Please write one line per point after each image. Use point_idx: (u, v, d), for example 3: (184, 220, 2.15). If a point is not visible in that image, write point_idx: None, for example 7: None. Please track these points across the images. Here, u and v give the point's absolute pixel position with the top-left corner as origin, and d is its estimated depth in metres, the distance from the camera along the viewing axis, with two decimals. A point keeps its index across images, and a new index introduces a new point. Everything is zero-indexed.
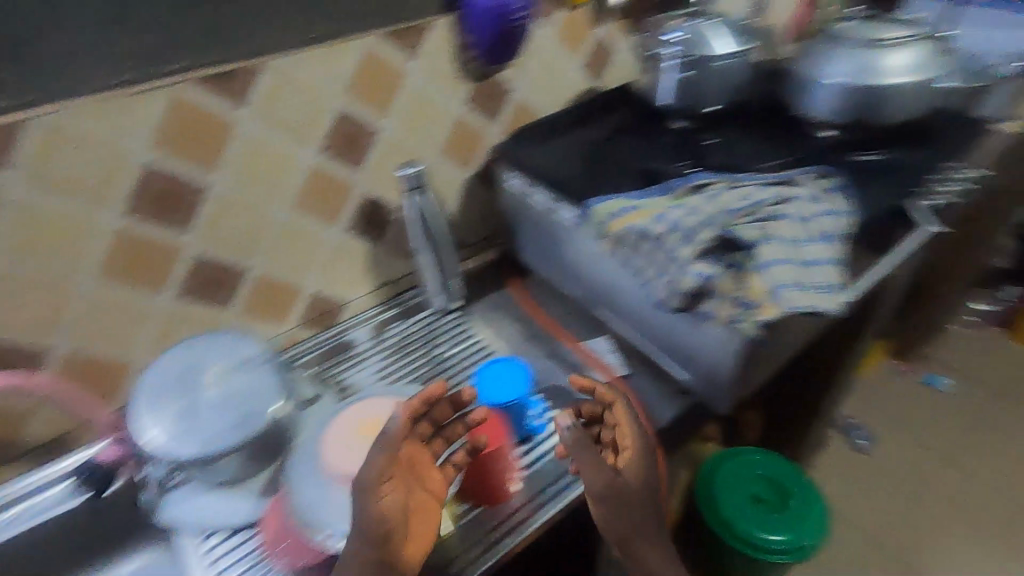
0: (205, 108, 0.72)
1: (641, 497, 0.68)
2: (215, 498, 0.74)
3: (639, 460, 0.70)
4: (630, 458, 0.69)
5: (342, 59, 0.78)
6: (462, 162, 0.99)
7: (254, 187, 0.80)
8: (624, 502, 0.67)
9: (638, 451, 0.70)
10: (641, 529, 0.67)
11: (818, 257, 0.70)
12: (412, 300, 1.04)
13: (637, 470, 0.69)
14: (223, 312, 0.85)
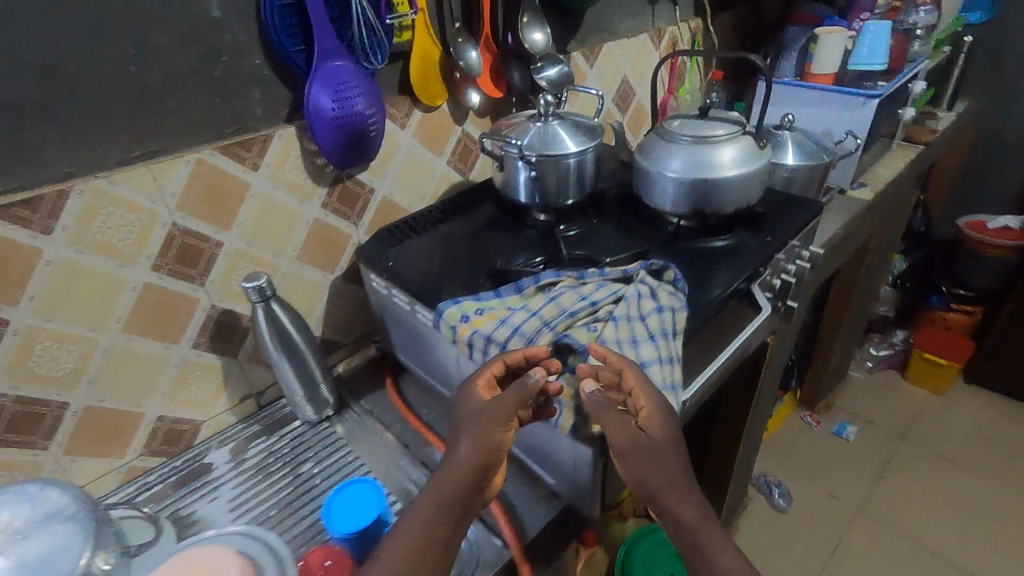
0: (10, 238, 0.66)
1: (669, 444, 0.65)
2: None
3: (654, 419, 0.66)
4: (644, 413, 0.66)
5: (175, 179, 0.76)
6: (324, 265, 0.96)
7: (80, 321, 0.74)
8: (657, 455, 0.65)
9: (648, 416, 0.66)
10: (671, 476, 0.64)
11: (656, 356, 0.70)
12: (280, 412, 0.97)
13: (663, 421, 0.66)
14: (40, 454, 0.76)
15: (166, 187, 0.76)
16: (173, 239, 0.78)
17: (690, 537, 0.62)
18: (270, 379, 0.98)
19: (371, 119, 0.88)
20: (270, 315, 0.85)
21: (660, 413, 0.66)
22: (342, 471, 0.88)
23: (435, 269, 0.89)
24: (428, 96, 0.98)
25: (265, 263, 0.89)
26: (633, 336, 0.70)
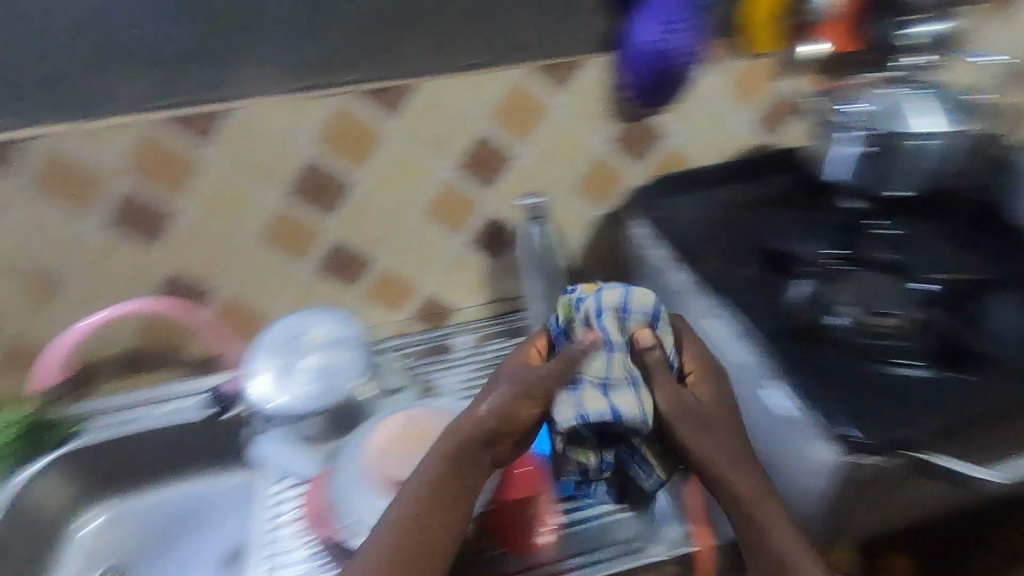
0: (367, 115, 0.81)
1: (729, 413, 0.65)
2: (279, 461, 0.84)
3: (705, 381, 0.67)
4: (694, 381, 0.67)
5: (493, 89, 0.83)
6: (594, 199, 0.97)
7: (394, 197, 0.89)
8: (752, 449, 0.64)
9: (699, 378, 0.67)
10: (720, 449, 0.62)
11: (623, 299, 0.66)
12: (518, 322, 1.04)
13: (714, 389, 0.66)
14: (347, 291, 0.96)
15: (481, 93, 0.83)
16: (477, 143, 0.87)
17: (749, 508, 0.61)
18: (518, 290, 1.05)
19: (682, 49, 0.82)
20: None
21: (703, 375, 0.67)
22: None
23: (700, 232, 0.83)
24: (756, 45, 0.89)
25: (543, 184, 0.94)
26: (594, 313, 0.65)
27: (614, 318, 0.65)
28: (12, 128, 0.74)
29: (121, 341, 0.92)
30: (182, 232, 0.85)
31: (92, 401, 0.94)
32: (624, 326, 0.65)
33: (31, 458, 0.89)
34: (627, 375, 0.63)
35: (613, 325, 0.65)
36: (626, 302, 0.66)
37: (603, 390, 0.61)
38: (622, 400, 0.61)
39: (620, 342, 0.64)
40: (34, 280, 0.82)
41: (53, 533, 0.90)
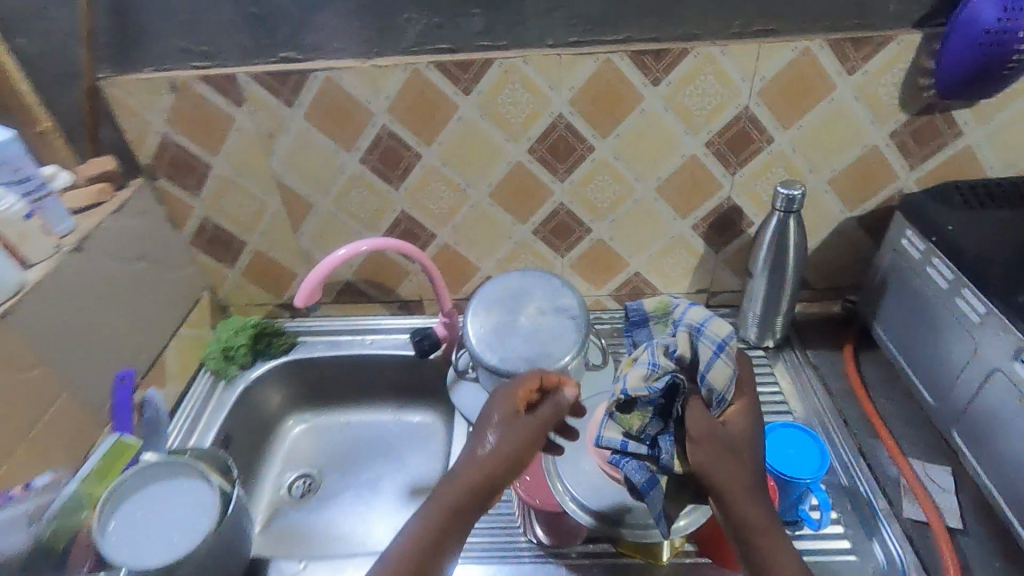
0: (628, 79, 0.76)
1: (745, 442, 0.61)
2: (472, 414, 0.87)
3: (739, 415, 0.62)
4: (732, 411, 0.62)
5: (772, 62, 0.74)
6: (851, 199, 0.85)
7: (629, 169, 0.84)
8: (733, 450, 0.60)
9: (737, 411, 0.62)
10: (739, 470, 0.59)
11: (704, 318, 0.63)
12: (723, 317, 0.99)
13: (744, 419, 0.63)
14: (558, 258, 0.94)
15: (757, 66, 0.74)
16: (735, 121, 0.79)
17: (757, 543, 0.57)
18: (731, 286, 0.97)
19: (1021, 35, 0.66)
20: (781, 228, 0.80)
21: (744, 408, 0.63)
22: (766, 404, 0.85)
23: (1012, 257, 0.67)
24: None
25: (796, 176, 0.83)
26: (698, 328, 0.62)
27: (685, 337, 0.62)
28: (292, 54, 0.77)
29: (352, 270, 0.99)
30: (420, 178, 0.86)
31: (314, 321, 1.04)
32: (696, 348, 0.62)
33: (264, 359, 1.00)
34: (652, 370, 0.60)
35: (684, 351, 0.62)
36: (700, 326, 0.62)
37: (655, 365, 0.60)
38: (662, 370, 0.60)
39: (666, 365, 0.60)
40: (293, 203, 0.90)
41: (270, 428, 1.02)
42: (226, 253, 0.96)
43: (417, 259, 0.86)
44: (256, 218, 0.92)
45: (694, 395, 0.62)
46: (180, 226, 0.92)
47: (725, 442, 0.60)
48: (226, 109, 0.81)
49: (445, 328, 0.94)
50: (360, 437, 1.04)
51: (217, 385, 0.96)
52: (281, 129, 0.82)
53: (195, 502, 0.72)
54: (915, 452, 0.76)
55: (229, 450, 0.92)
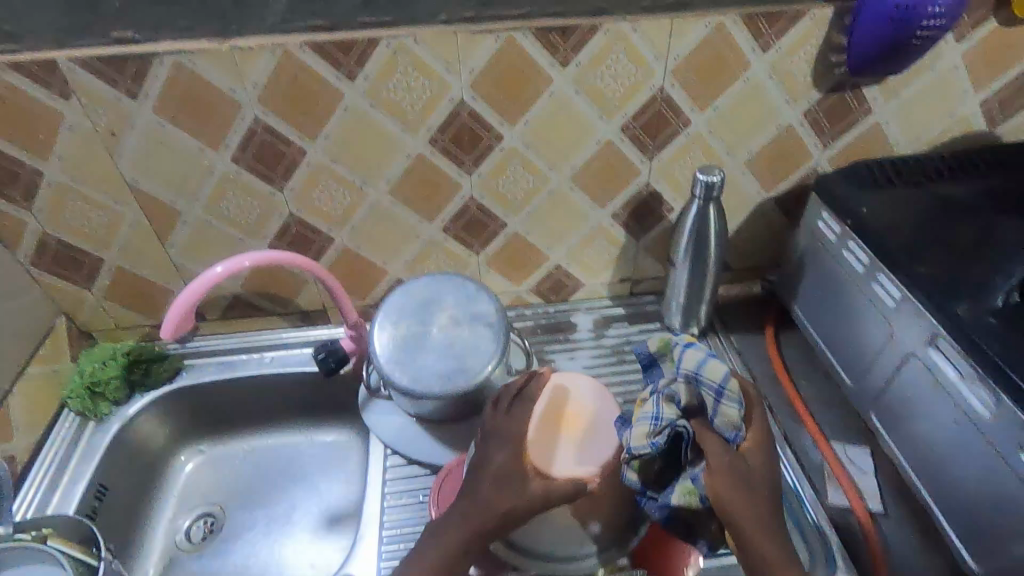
0: (533, 59, 0.68)
1: (765, 479, 0.57)
2: (387, 436, 0.79)
3: (758, 450, 0.58)
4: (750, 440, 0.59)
5: (687, 40, 0.68)
6: (767, 180, 0.83)
7: (542, 158, 0.77)
8: (753, 485, 0.56)
9: (758, 444, 0.58)
10: (761, 510, 0.55)
11: (700, 362, 0.57)
12: (648, 306, 0.96)
13: (762, 454, 0.59)
14: (472, 256, 0.87)
15: (671, 43, 0.68)
16: (650, 104, 0.73)
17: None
18: (653, 273, 0.94)
19: (931, 10, 0.64)
20: (701, 216, 0.77)
21: (762, 440, 0.59)
22: None
23: (925, 240, 0.67)
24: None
25: (714, 159, 0.80)
26: (694, 371, 0.57)
27: (686, 385, 0.58)
28: (125, 34, 0.62)
29: (242, 281, 0.87)
30: (306, 176, 0.75)
31: (200, 342, 0.91)
32: (698, 391, 0.58)
33: (143, 390, 0.86)
34: (655, 423, 0.56)
35: (688, 399, 0.58)
36: (697, 373, 0.57)
37: (653, 417, 0.56)
38: (660, 421, 0.56)
39: (670, 417, 0.56)
40: (156, 211, 0.76)
41: (158, 468, 0.90)
42: (77, 272, 0.81)
43: (312, 271, 0.76)
44: (110, 231, 0.77)
45: (706, 434, 0.56)
46: (11, 246, 0.76)
47: (748, 480, 0.56)
48: (48, 103, 0.65)
49: (352, 342, 0.85)
50: (266, 465, 0.93)
51: (84, 427, 0.82)
52: (126, 125, 0.68)
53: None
54: (835, 435, 0.77)
55: (105, 503, 0.79)
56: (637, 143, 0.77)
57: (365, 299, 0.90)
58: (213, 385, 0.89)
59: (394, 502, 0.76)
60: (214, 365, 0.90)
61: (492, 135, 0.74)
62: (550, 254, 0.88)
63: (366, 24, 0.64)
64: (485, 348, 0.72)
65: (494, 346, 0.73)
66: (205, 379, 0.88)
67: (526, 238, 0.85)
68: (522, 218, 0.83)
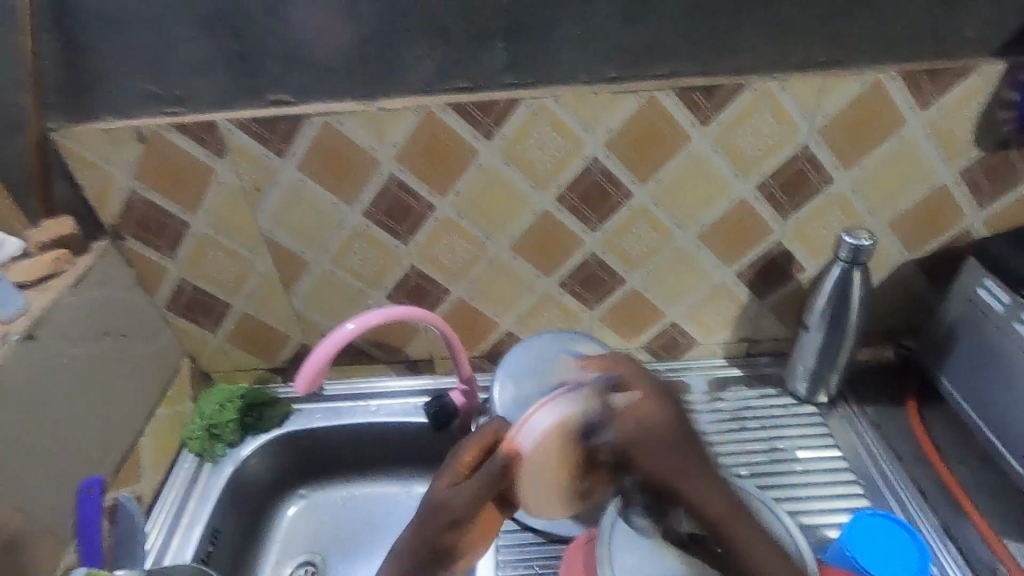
0: (673, 118, 0.66)
1: (672, 438, 0.55)
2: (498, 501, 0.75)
3: (655, 407, 0.56)
4: (636, 405, 0.56)
5: (838, 97, 0.65)
6: (913, 241, 0.77)
7: (670, 214, 0.74)
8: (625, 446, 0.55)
9: (646, 403, 0.57)
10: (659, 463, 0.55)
11: None
12: (766, 369, 0.90)
13: (660, 411, 0.56)
14: (586, 312, 0.84)
15: (820, 99, 0.65)
16: (790, 162, 0.70)
17: (719, 528, 0.55)
18: (775, 334, 0.88)
19: None
20: (844, 279, 0.72)
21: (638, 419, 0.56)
22: (838, 477, 0.76)
23: None
24: None
25: (855, 219, 0.75)
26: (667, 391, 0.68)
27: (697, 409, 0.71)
28: (282, 97, 0.65)
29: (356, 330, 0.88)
30: (432, 229, 0.75)
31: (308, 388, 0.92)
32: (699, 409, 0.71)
33: (255, 433, 0.87)
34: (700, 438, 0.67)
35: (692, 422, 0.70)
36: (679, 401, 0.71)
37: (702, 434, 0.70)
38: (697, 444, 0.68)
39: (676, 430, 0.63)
40: (286, 261, 0.78)
41: (263, 512, 0.88)
42: (205, 317, 0.84)
43: (434, 324, 0.76)
44: (241, 280, 0.80)
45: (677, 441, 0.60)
46: (151, 291, 0.80)
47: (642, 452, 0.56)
48: (204, 161, 0.69)
49: (462, 396, 0.83)
50: (364, 517, 0.90)
51: (202, 468, 0.83)
52: (271, 181, 0.71)
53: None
54: (1006, 531, 0.68)
55: (217, 548, 0.79)
56: (772, 200, 0.73)
57: (474, 351, 0.88)
58: (322, 431, 0.89)
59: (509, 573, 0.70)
60: (322, 411, 0.90)
61: (620, 191, 0.72)
62: (666, 311, 0.85)
63: (510, 86, 0.65)
64: None
65: None
66: (314, 425, 0.88)
67: (643, 296, 0.83)
68: (640, 274, 0.80)
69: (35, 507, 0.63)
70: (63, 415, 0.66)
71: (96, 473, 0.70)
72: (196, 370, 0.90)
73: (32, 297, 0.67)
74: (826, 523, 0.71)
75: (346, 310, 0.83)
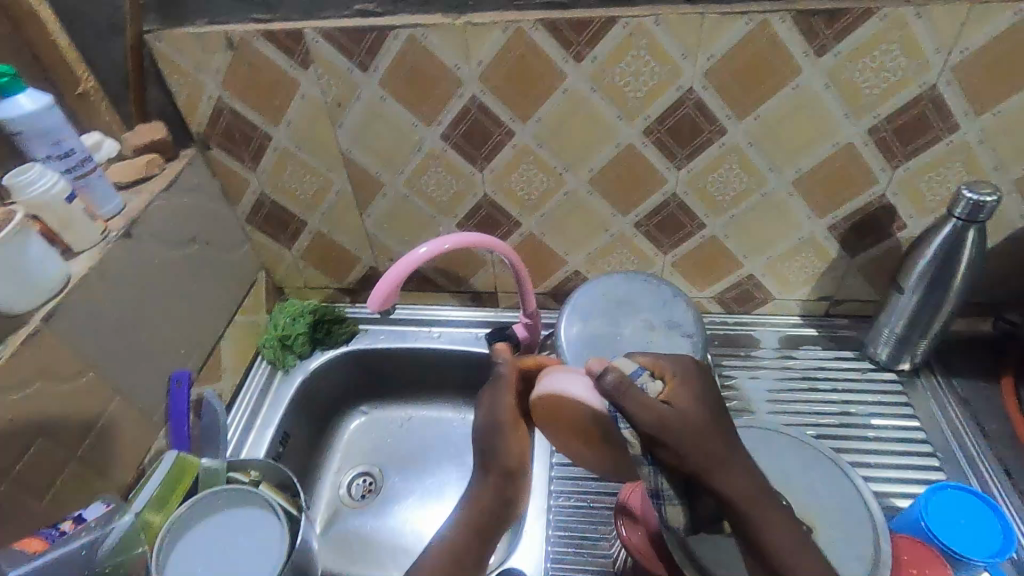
0: (784, 45, 0.60)
1: (706, 424, 0.47)
2: None
3: (684, 390, 0.49)
4: (665, 393, 0.49)
5: (982, 29, 0.57)
6: None
7: (764, 157, 0.69)
8: (696, 430, 0.46)
9: (676, 389, 0.49)
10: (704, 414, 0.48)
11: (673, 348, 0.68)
12: (845, 331, 0.85)
13: (690, 394, 0.49)
14: (659, 255, 0.81)
15: (958, 32, 0.57)
16: (910, 105, 0.63)
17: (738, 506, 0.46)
18: (860, 295, 0.82)
19: None
20: (955, 239, 0.66)
21: (687, 386, 0.50)
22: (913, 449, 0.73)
23: None
24: None
25: (976, 174, 0.67)
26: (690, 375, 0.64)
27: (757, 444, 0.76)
28: (369, 7, 0.63)
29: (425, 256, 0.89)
30: (509, 158, 0.73)
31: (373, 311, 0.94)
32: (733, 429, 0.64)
33: (323, 348, 0.90)
34: None
35: None
36: None
37: None
38: None
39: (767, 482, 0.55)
40: (362, 182, 0.79)
41: (328, 422, 0.93)
42: (282, 232, 0.86)
43: (505, 253, 0.75)
44: (318, 197, 0.81)
45: None
46: (234, 202, 0.82)
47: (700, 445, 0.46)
48: (289, 72, 0.69)
49: (525, 330, 0.83)
50: (420, 436, 0.94)
51: (274, 375, 0.87)
52: (353, 97, 0.70)
53: (262, 534, 0.65)
54: None
55: (287, 449, 0.84)
56: (882, 145, 0.66)
57: (540, 286, 0.88)
58: (385, 351, 0.91)
59: (562, 502, 0.72)
60: (384, 333, 0.92)
61: (713, 128, 0.67)
62: (743, 263, 0.80)
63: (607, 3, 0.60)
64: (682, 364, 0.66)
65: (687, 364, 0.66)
66: (378, 343, 0.91)
67: (720, 244, 0.79)
68: (722, 219, 0.76)
69: (132, 393, 0.68)
70: (155, 312, 0.70)
71: (183, 368, 0.75)
72: (271, 284, 0.94)
73: (129, 199, 0.70)
74: (897, 492, 0.69)
75: (417, 235, 0.84)
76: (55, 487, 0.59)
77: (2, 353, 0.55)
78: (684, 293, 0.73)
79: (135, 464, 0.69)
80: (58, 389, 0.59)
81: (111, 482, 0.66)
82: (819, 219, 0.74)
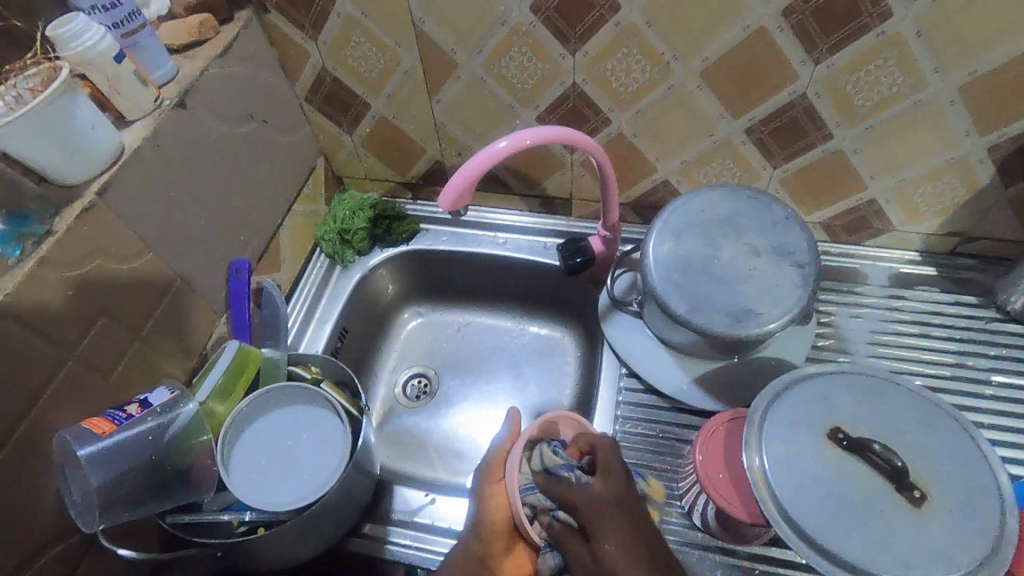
0: None
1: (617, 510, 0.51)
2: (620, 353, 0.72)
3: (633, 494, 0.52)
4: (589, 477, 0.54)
5: None
6: None
7: (931, 52, 0.55)
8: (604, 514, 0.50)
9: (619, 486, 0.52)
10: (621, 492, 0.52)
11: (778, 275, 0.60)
12: (972, 272, 0.74)
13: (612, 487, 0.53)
14: (768, 169, 0.70)
15: None
16: None
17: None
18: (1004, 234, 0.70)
19: None
20: None
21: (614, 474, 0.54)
22: None
23: None
24: None
25: None
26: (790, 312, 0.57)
27: None
28: None
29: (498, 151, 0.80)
30: (607, 39, 0.62)
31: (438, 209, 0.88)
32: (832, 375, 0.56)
33: (383, 245, 0.86)
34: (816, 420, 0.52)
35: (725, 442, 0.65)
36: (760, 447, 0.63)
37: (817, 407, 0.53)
38: (820, 399, 0.53)
39: (873, 448, 0.49)
40: (433, 60, 0.69)
41: (385, 320, 0.91)
42: (343, 115, 0.78)
43: (591, 151, 0.65)
44: (384, 76, 0.72)
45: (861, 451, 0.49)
46: (292, 77, 0.74)
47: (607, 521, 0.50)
48: None
49: (602, 244, 0.75)
50: (477, 344, 0.91)
51: (333, 270, 0.84)
52: None
53: (331, 437, 0.64)
54: None
55: (345, 344, 0.82)
56: None
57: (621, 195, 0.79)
58: (449, 254, 0.86)
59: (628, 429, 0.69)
60: (448, 234, 0.86)
61: (875, 11, 0.53)
62: (868, 184, 0.69)
63: None
64: (787, 295, 0.58)
65: (793, 295, 0.58)
66: (443, 245, 0.86)
67: (844, 159, 0.67)
68: (854, 130, 0.64)
69: (193, 278, 0.65)
70: (212, 194, 0.66)
71: (242, 255, 0.72)
72: (331, 172, 0.88)
73: (181, 65, 0.63)
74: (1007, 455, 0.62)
75: (490, 128, 0.75)
76: (121, 366, 0.58)
77: (58, 227, 0.52)
78: (797, 214, 0.63)
79: (198, 348, 0.68)
80: (116, 268, 0.56)
81: (176, 365, 0.65)
82: (979, 138, 0.61)
